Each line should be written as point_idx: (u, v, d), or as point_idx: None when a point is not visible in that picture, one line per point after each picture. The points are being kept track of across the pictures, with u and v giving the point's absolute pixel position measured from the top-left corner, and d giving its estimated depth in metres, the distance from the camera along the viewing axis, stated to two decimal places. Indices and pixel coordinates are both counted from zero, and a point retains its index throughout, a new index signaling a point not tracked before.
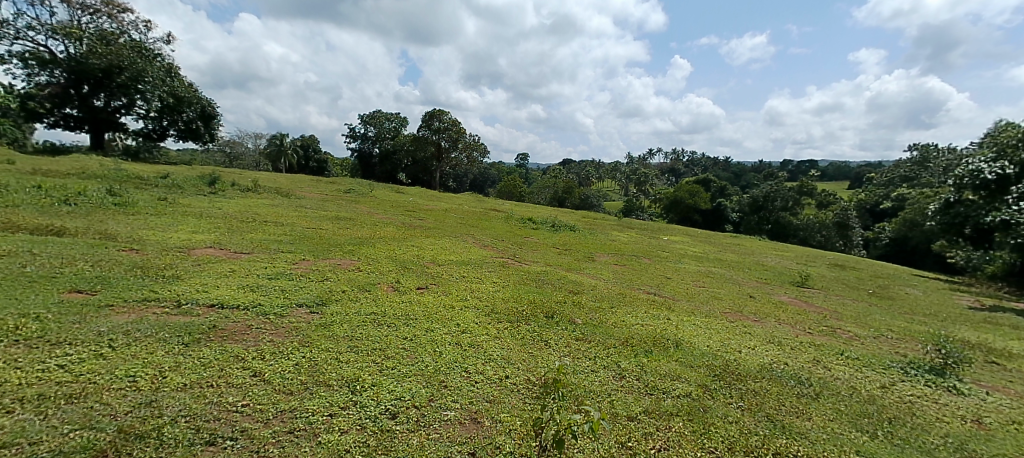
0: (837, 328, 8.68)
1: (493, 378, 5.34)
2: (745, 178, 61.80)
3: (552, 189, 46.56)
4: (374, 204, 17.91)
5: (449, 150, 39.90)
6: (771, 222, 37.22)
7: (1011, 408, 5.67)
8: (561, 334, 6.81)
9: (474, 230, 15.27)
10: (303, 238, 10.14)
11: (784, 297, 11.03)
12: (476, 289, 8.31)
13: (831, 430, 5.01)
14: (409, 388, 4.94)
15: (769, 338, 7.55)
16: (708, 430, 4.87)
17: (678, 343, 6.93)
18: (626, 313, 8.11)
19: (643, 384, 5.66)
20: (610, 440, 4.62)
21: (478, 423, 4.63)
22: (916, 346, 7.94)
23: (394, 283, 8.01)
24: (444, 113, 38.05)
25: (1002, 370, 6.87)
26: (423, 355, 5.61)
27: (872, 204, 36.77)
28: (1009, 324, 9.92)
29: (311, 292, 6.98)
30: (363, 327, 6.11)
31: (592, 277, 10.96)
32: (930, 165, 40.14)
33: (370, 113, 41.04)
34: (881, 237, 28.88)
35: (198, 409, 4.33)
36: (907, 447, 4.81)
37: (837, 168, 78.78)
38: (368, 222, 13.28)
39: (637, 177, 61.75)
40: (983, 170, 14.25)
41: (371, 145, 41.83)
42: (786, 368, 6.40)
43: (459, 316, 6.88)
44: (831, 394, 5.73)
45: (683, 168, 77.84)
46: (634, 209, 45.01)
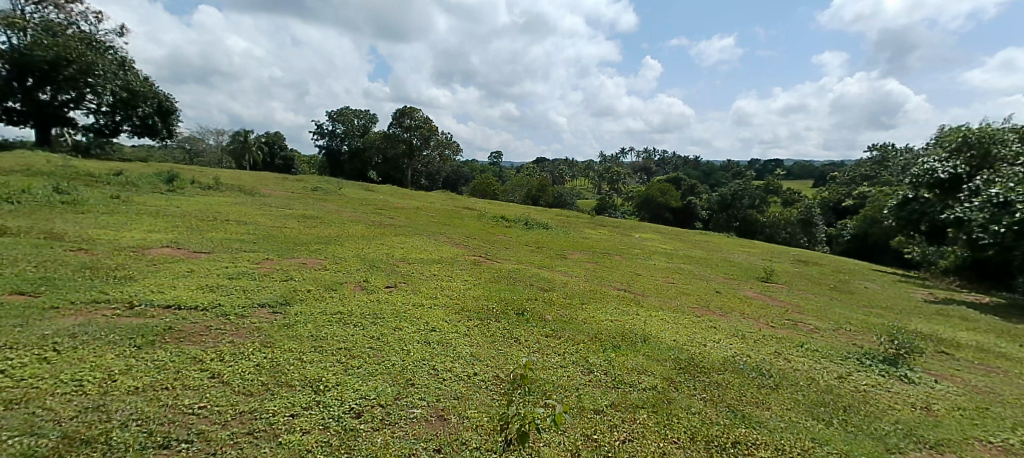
0: (799, 321, 8.96)
1: (461, 375, 5.32)
2: (714, 177, 63.15)
3: (526, 187, 46.65)
4: (343, 203, 17.65)
5: (421, 149, 39.61)
6: (738, 219, 38.18)
7: (958, 395, 5.94)
8: (532, 330, 6.85)
9: (446, 228, 15.17)
10: (268, 237, 9.92)
11: (748, 292, 11.33)
12: (446, 287, 8.28)
13: (789, 419, 5.16)
14: (375, 387, 4.88)
15: (733, 332, 7.74)
16: (671, 422, 4.95)
17: (646, 337, 7.04)
18: (597, 309, 8.22)
19: (611, 378, 5.73)
20: (576, 432, 4.66)
21: (444, 419, 4.60)
22: (872, 338, 8.25)
23: (363, 282, 7.90)
24: (415, 111, 37.92)
25: (950, 360, 7.19)
26: (390, 354, 5.55)
27: (834, 202, 38.07)
28: (960, 316, 10.38)
29: (275, 292, 6.83)
30: (329, 327, 6.01)
31: (564, 274, 11.05)
32: (888, 163, 41.60)
33: (338, 110, 40.46)
34: (843, 233, 29.88)
35: (151, 412, 4.18)
36: (859, 433, 4.99)
37: (802, 168, 80.97)
38: (337, 221, 13.07)
39: (610, 176, 62.45)
40: (936, 169, 15.04)
41: (340, 142, 41.22)
42: (749, 361, 6.57)
43: (428, 314, 6.83)
44: (789, 384, 5.91)
45: (654, 167, 78.96)
46: (606, 207, 45.44)
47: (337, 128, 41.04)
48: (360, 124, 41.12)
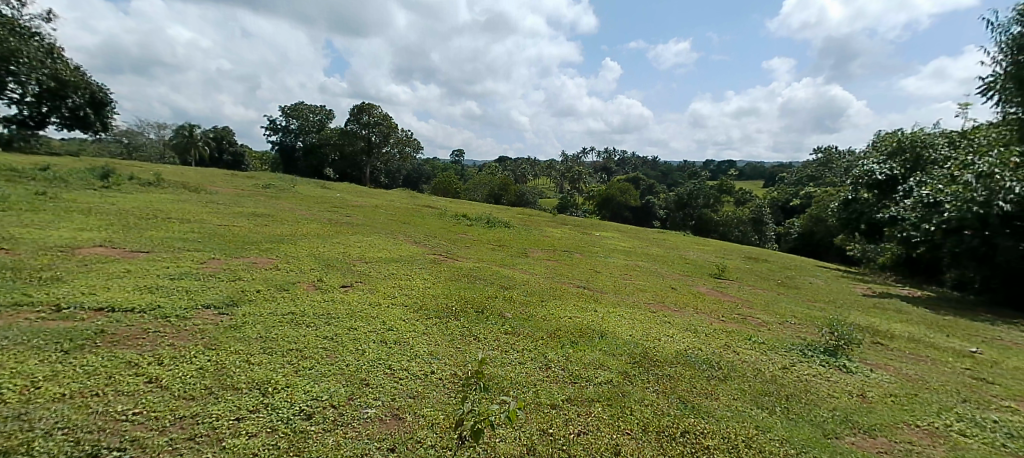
0: (748, 315, 9.31)
1: (418, 374, 5.25)
2: (671, 177, 64.92)
3: (488, 186, 46.63)
4: (296, 200, 17.15)
5: (380, 145, 39.33)
6: (694, 218, 40.13)
7: (889, 383, 6.30)
8: (491, 328, 6.84)
9: (404, 227, 14.99)
10: (213, 235, 9.53)
11: (701, 288, 11.69)
12: (405, 285, 8.18)
13: (734, 408, 5.36)
14: (327, 388, 4.76)
15: (686, 326, 7.97)
16: (624, 414, 5.06)
17: (603, 333, 7.16)
18: (556, 306, 8.28)
19: (568, 373, 5.79)
20: (531, 427, 4.69)
21: (399, 419, 4.53)
22: (815, 330, 8.65)
23: (317, 281, 7.69)
24: (373, 107, 37.48)
25: (884, 350, 7.62)
26: (344, 354, 5.42)
27: (783, 202, 39.75)
28: (894, 309, 11.03)
29: (221, 292, 6.58)
30: (280, 328, 5.83)
31: (525, 272, 11.10)
32: (831, 165, 43.76)
33: (292, 105, 39.40)
34: (790, 232, 31.23)
35: (79, 420, 3.96)
36: (799, 421, 5.22)
37: (754, 168, 84.18)
38: (289, 219, 12.68)
39: (572, 176, 63.21)
40: (874, 171, 16.02)
41: (294, 138, 40.06)
42: (700, 354, 6.79)
43: (385, 314, 6.71)
44: (737, 375, 6.14)
45: (614, 167, 80.32)
46: (568, 206, 45.90)
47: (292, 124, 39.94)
48: (315, 120, 40.11)
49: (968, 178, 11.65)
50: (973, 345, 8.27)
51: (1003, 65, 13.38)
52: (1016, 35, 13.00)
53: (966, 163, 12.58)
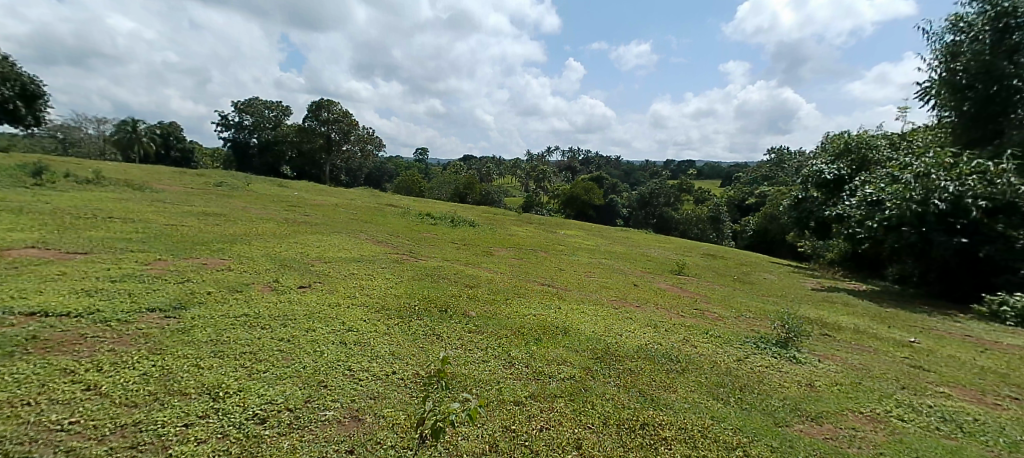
0: (705, 310, 9.58)
1: (378, 375, 5.14)
2: (634, 176, 66.15)
3: (452, 184, 46.41)
4: (251, 199, 16.61)
5: (340, 142, 38.56)
6: (656, 216, 41.42)
7: (836, 372, 6.60)
8: (454, 327, 6.79)
9: (366, 226, 14.71)
10: (160, 236, 9.12)
11: (662, 284, 11.97)
12: (366, 285, 8.03)
13: (691, 400, 5.50)
14: (282, 391, 4.62)
15: (647, 322, 8.14)
16: (586, 409, 5.12)
17: (566, 330, 7.23)
18: (520, 304, 8.32)
19: (532, 370, 5.82)
20: (494, 425, 4.69)
21: (359, 420, 4.43)
22: (768, 323, 8.98)
23: (272, 282, 7.46)
24: (332, 104, 36.76)
25: (832, 341, 7.99)
26: (301, 356, 5.28)
27: (739, 201, 41.14)
28: (841, 302, 11.58)
29: (168, 294, 6.31)
30: (231, 330, 5.62)
31: (489, 271, 11.08)
32: (783, 164, 45.42)
33: (246, 100, 38.15)
34: (746, 230, 32.31)
35: (8, 431, 3.75)
36: (752, 410, 5.41)
37: (712, 168, 86.67)
38: (243, 218, 12.26)
39: (536, 175, 63.57)
40: (823, 171, 16.74)
41: (248, 135, 38.76)
42: (660, 348, 6.94)
43: (345, 315, 6.57)
44: (694, 368, 6.31)
45: (578, 166, 81.23)
46: (533, 205, 46.11)
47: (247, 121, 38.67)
48: (270, 117, 38.98)
49: (907, 178, 12.34)
50: (911, 335, 8.74)
51: (938, 71, 14.28)
52: (949, 43, 13.88)
53: (905, 164, 13.32)
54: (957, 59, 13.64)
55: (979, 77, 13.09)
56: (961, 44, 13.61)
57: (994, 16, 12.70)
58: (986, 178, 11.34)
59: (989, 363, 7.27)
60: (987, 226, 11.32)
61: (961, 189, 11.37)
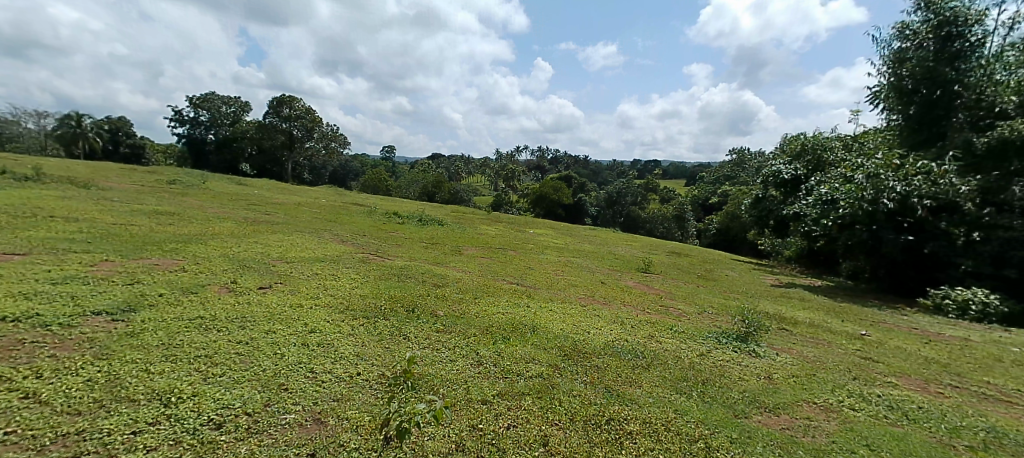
0: (670, 306, 9.80)
1: (342, 376, 5.05)
2: (602, 176, 67.00)
3: (421, 183, 46.00)
4: (208, 198, 16.07)
5: (303, 139, 37.60)
6: (623, 215, 42.10)
7: (792, 364, 6.85)
8: (422, 327, 6.74)
9: (331, 225, 14.41)
10: (108, 236, 8.74)
11: (629, 282, 12.16)
12: (330, 286, 7.88)
13: (656, 394, 5.62)
14: (240, 395, 4.49)
15: (614, 319, 8.26)
16: (554, 406, 5.16)
17: (535, 328, 7.26)
18: (489, 303, 8.32)
19: (499, 368, 5.82)
20: (461, 424, 4.67)
21: (321, 423, 4.35)
22: (729, 319, 9.24)
23: (230, 284, 7.23)
24: (295, 100, 36.04)
25: (788, 335, 8.29)
26: (260, 359, 5.14)
27: (703, 200, 42.19)
28: (797, 297, 12.03)
29: (116, 297, 6.05)
30: (185, 333, 5.43)
31: (458, 270, 11.02)
32: (745, 164, 46.77)
33: (202, 95, 36.89)
34: (710, 228, 33.13)
35: None
36: (713, 403, 5.56)
37: (677, 169, 88.61)
38: (200, 217, 11.86)
39: (506, 174, 63.61)
40: (782, 171, 17.33)
41: (204, 131, 37.47)
42: (626, 344, 7.05)
43: (308, 316, 6.43)
44: (659, 364, 6.44)
45: (547, 165, 81.69)
46: (502, 204, 46.13)
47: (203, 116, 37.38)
48: (228, 112, 37.80)
49: (859, 178, 12.87)
50: (862, 328, 9.16)
51: (886, 76, 14.96)
52: (897, 49, 14.56)
53: (857, 165, 13.89)
54: (903, 65, 14.32)
55: (924, 82, 13.81)
56: (907, 51, 14.30)
57: (938, 24, 13.55)
58: (931, 178, 11.93)
59: (932, 354, 7.67)
60: (932, 224, 11.94)
61: (908, 189, 11.94)
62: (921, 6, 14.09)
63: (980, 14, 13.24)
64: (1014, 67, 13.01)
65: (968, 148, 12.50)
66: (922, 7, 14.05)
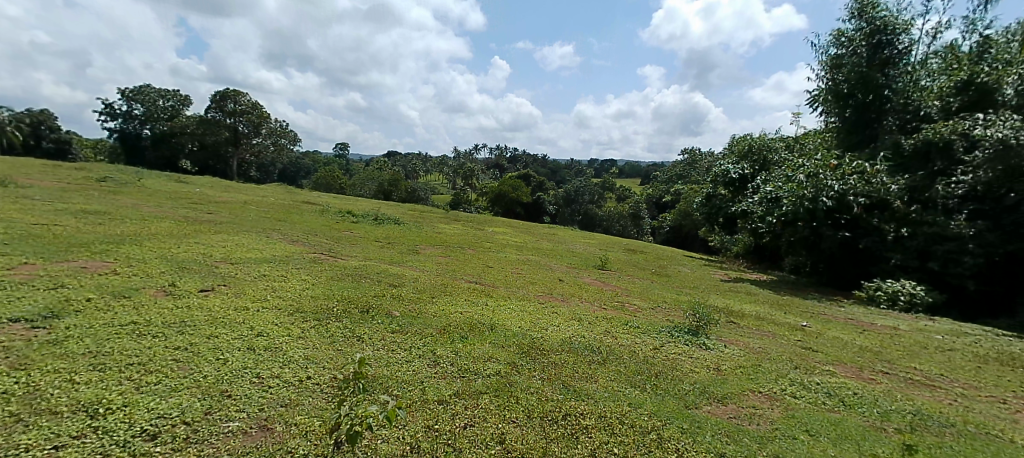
0: (626, 302, 10.01)
1: (291, 381, 4.88)
2: (559, 174, 67.68)
3: (377, 181, 45.17)
4: (145, 196, 15.20)
5: (249, 136, 36.56)
6: (581, 213, 42.67)
7: (739, 355, 7.12)
8: (377, 327, 6.61)
9: (280, 224, 13.92)
10: (29, 237, 8.13)
11: (586, 279, 12.33)
12: (280, 287, 7.61)
13: (611, 388, 5.71)
14: (177, 404, 4.26)
15: (572, 316, 8.35)
16: (510, 403, 5.15)
17: (493, 326, 7.24)
18: (447, 302, 8.25)
19: (456, 368, 5.78)
20: (416, 425, 4.61)
21: (267, 429, 4.18)
22: (681, 313, 9.52)
23: (168, 287, 6.86)
24: (239, 94, 34.78)
25: (736, 327, 8.61)
26: (201, 365, 4.90)
27: (657, 198, 43.34)
28: (744, 291, 12.53)
29: (37, 303, 5.64)
30: (116, 340, 5.12)
31: (415, 269, 10.88)
32: (695, 163, 48.26)
33: (136, 87, 34.93)
34: (663, 226, 34.03)
35: None
36: (665, 395, 5.70)
37: (632, 168, 90.56)
38: (135, 217, 11.23)
39: (464, 172, 63.29)
40: (730, 170, 18.04)
41: (139, 125, 35.44)
42: (583, 340, 7.13)
43: (255, 319, 6.19)
44: (614, 358, 6.55)
45: (506, 164, 81.85)
46: (461, 202, 45.84)
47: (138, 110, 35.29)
48: (166, 106, 35.73)
49: (800, 178, 13.52)
50: (803, 319, 9.62)
51: (823, 81, 15.77)
52: (833, 55, 15.35)
53: (798, 165, 14.61)
54: (839, 70, 15.13)
55: (858, 87, 14.65)
56: (843, 57, 15.09)
57: (869, 33, 14.37)
58: (864, 177, 12.71)
59: (866, 343, 8.13)
60: (865, 220, 12.69)
61: (844, 188, 12.65)
62: (854, 15, 14.91)
63: (907, 24, 14.17)
64: (936, 74, 14.04)
65: (896, 149, 13.52)
66: (855, 16, 14.90)
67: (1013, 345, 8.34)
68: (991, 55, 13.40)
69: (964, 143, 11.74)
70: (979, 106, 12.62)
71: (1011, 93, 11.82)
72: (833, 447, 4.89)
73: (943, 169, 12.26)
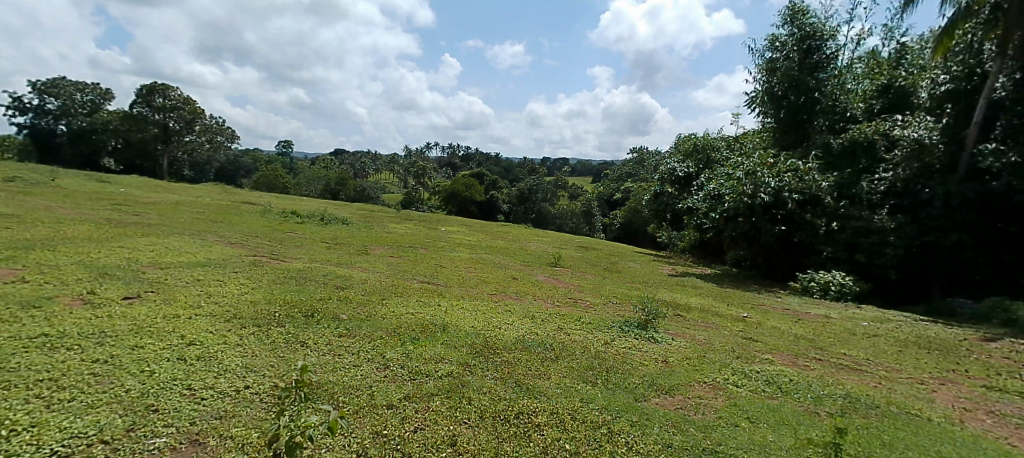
0: (579, 298, 10.11)
1: (226, 392, 4.61)
2: (513, 173, 67.84)
3: (324, 180, 43.81)
4: (62, 197, 14.09)
5: (181, 132, 34.64)
6: (534, 211, 42.78)
7: (685, 347, 7.33)
8: (324, 332, 6.36)
9: (216, 226, 13.25)
10: None
11: (540, 276, 12.38)
12: (217, 293, 7.20)
13: (564, 385, 5.74)
14: (95, 420, 3.94)
15: (526, 313, 8.35)
16: (463, 405, 5.08)
17: (445, 327, 7.13)
18: (398, 303, 8.05)
19: (408, 370, 5.64)
20: (364, 431, 4.47)
21: (200, 444, 3.92)
22: (631, 308, 9.72)
23: (86, 295, 6.36)
24: (168, 88, 32.91)
25: (683, 320, 8.87)
26: (123, 379, 4.55)
27: (608, 196, 44.22)
28: (689, 285, 12.93)
29: None
30: (23, 355, 4.68)
31: (364, 270, 10.61)
32: (644, 162, 49.51)
33: (48, 80, 32.42)
34: (614, 223, 34.77)
35: None
36: (616, 389, 5.78)
37: (584, 168, 92.08)
38: (51, 220, 10.38)
39: (416, 171, 62.33)
40: (676, 169, 18.66)
41: (55, 121, 32.85)
42: (536, 338, 7.13)
43: (186, 327, 5.81)
44: (567, 355, 6.59)
45: (458, 162, 81.26)
46: (413, 201, 45.12)
47: (51, 103, 32.64)
48: (84, 100, 33.31)
49: (740, 175, 14.01)
50: (744, 311, 10.03)
51: (760, 83, 16.49)
52: (768, 59, 16.06)
53: (738, 164, 15.21)
54: (774, 73, 15.86)
55: (790, 90, 15.41)
56: (776, 61, 15.81)
57: (801, 38, 15.12)
58: (798, 175, 13.36)
59: (801, 331, 8.56)
60: (800, 215, 13.17)
61: (780, 184, 13.16)
62: (786, 21, 15.63)
63: (833, 30, 15.03)
64: (860, 78, 15.19)
65: (826, 148, 14.42)
66: (788, 22, 15.61)
67: (929, 330, 8.99)
68: (908, 61, 14.49)
69: (885, 143, 12.87)
70: (897, 108, 14.01)
71: (925, 97, 13.15)
72: (771, 432, 5.08)
73: (867, 167, 13.28)
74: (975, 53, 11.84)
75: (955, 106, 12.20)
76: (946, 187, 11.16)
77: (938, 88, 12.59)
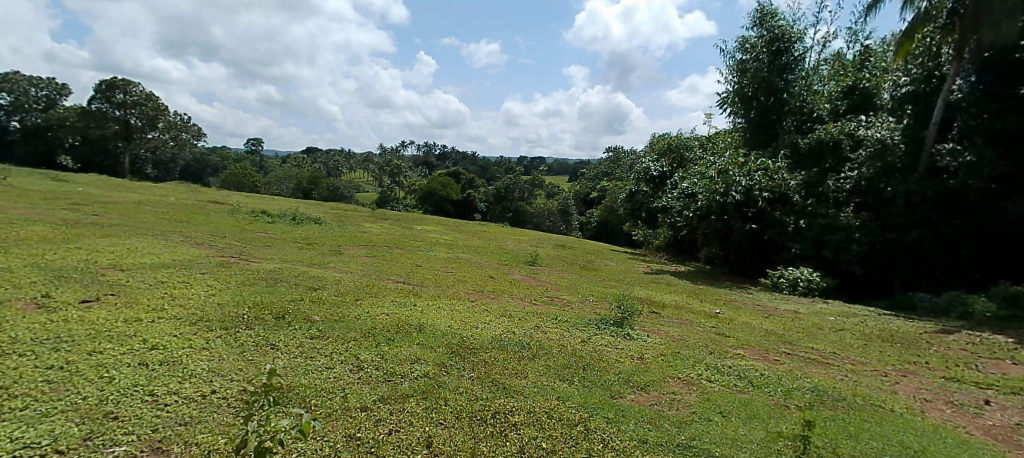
0: (555, 297, 10.12)
1: (191, 397, 4.46)
2: (489, 172, 67.73)
3: (296, 179, 42.99)
4: (16, 197, 13.50)
5: (144, 130, 33.55)
6: (512, 210, 42.61)
7: (659, 344, 7.42)
8: (295, 334, 6.21)
9: (182, 226, 12.86)
10: None
11: (517, 275, 12.39)
12: (183, 295, 6.98)
13: (540, 383, 5.73)
14: (49, 430, 3.77)
15: (502, 312, 8.33)
16: (439, 405, 5.02)
17: (421, 327, 7.05)
18: (373, 304, 7.93)
19: (383, 372, 5.56)
20: (337, 434, 4.39)
21: (162, 452, 3.78)
22: (607, 306, 9.79)
23: (40, 298, 6.08)
24: (129, 84, 31.88)
25: (658, 317, 8.96)
26: (80, 385, 4.36)
27: (585, 195, 44.50)
28: (664, 282, 13.10)
29: None
30: None
31: (338, 270, 10.44)
32: (619, 161, 49.99)
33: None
34: (591, 221, 35.05)
35: None
36: (592, 387, 5.80)
37: (561, 167, 92.46)
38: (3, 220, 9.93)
39: (391, 170, 61.70)
40: (651, 169, 18.88)
41: (8, 117, 31.45)
42: (513, 337, 7.10)
43: (149, 331, 5.61)
44: (543, 353, 6.58)
45: (435, 161, 80.71)
46: (388, 200, 44.65)
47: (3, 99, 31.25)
48: (39, 96, 32.00)
49: (713, 174, 14.26)
50: (717, 307, 10.20)
51: (731, 84, 16.80)
52: (738, 61, 16.38)
53: (710, 163, 15.47)
54: (744, 75, 16.17)
55: (760, 91, 15.78)
56: (746, 62, 16.14)
57: (769, 40, 15.46)
58: (768, 174, 13.69)
59: (771, 327, 8.76)
60: (769, 213, 13.45)
61: (751, 183, 13.50)
62: (755, 24, 15.95)
63: (800, 33, 15.42)
64: (826, 80, 15.64)
65: (794, 148, 14.79)
66: (757, 24, 15.93)
67: (892, 323, 9.28)
68: (871, 63, 14.97)
69: (850, 142, 13.23)
70: (861, 109, 14.49)
71: (887, 98, 13.53)
72: (742, 426, 5.17)
73: (833, 167, 13.70)
74: (934, 56, 12.36)
75: (914, 108, 12.66)
76: (907, 185, 11.47)
77: (898, 90, 13.03)
